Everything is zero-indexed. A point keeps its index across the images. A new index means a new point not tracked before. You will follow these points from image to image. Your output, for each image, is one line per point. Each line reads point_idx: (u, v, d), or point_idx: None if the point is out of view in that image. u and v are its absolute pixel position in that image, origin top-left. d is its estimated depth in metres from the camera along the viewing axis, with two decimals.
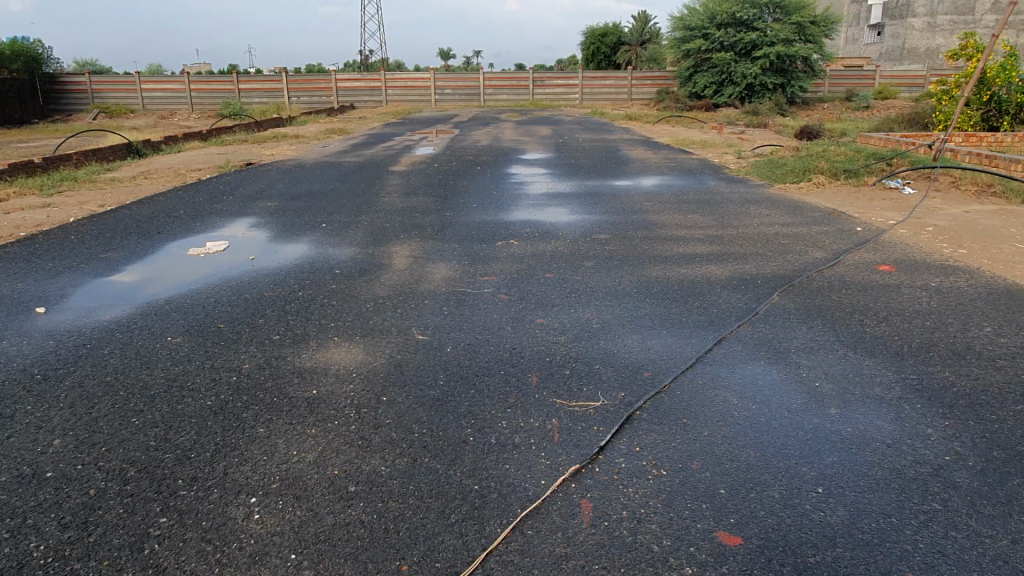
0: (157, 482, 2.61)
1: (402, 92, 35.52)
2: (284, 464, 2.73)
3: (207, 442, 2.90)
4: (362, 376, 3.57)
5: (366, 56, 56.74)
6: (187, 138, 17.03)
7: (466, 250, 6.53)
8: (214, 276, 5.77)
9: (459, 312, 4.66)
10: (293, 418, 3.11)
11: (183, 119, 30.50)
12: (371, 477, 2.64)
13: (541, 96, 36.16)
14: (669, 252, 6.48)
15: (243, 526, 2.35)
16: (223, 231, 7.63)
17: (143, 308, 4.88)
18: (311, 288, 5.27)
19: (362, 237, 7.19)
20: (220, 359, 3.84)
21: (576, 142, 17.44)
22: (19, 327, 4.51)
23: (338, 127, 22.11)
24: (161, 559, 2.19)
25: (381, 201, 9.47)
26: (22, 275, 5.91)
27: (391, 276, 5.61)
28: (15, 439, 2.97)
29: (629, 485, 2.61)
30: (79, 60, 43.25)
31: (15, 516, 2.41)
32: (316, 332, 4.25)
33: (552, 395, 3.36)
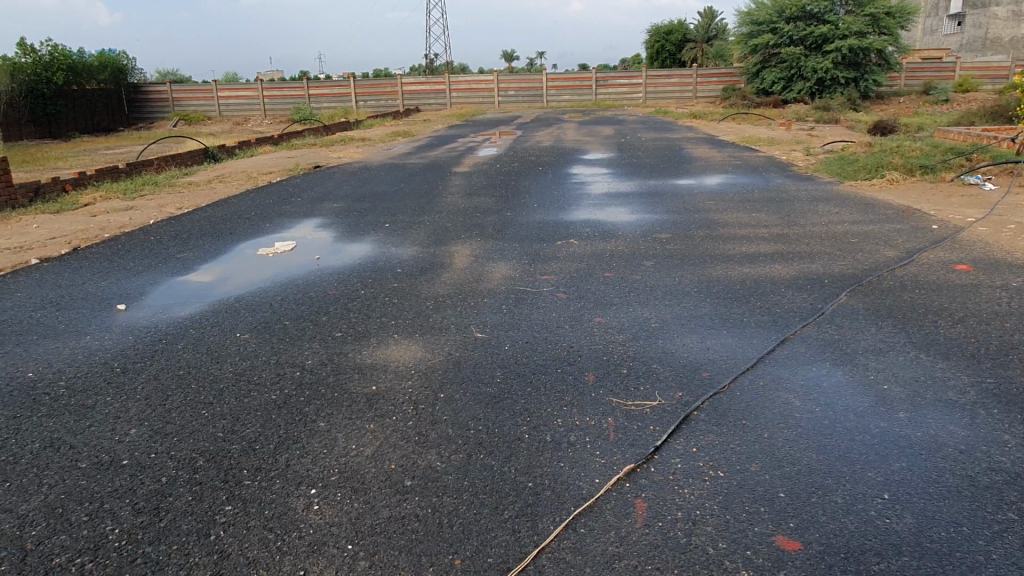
0: (224, 472, 2.72)
1: (465, 94, 35.92)
2: (343, 458, 2.80)
3: (271, 435, 3.00)
4: (421, 373, 3.63)
5: (432, 60, 57.71)
6: (259, 142, 17.62)
7: (526, 249, 6.55)
8: (282, 274, 5.96)
9: (518, 311, 4.69)
10: (353, 413, 3.19)
11: (256, 125, 31.58)
12: (427, 473, 2.68)
13: (604, 95, 35.92)
14: (732, 250, 6.36)
15: (303, 516, 2.42)
16: (290, 232, 7.87)
17: (215, 306, 5.08)
18: (373, 286, 5.39)
19: (423, 237, 7.29)
20: (285, 354, 3.96)
21: (639, 142, 17.28)
22: (101, 323, 4.76)
23: (403, 130, 22.49)
24: (225, 545, 2.28)
25: (443, 201, 9.60)
26: (106, 274, 6.24)
27: (451, 274, 5.68)
28: (95, 427, 3.14)
29: (685, 486, 2.57)
30: (163, 72, 45.50)
31: (94, 500, 2.55)
32: (377, 330, 4.34)
33: (608, 394, 3.34)
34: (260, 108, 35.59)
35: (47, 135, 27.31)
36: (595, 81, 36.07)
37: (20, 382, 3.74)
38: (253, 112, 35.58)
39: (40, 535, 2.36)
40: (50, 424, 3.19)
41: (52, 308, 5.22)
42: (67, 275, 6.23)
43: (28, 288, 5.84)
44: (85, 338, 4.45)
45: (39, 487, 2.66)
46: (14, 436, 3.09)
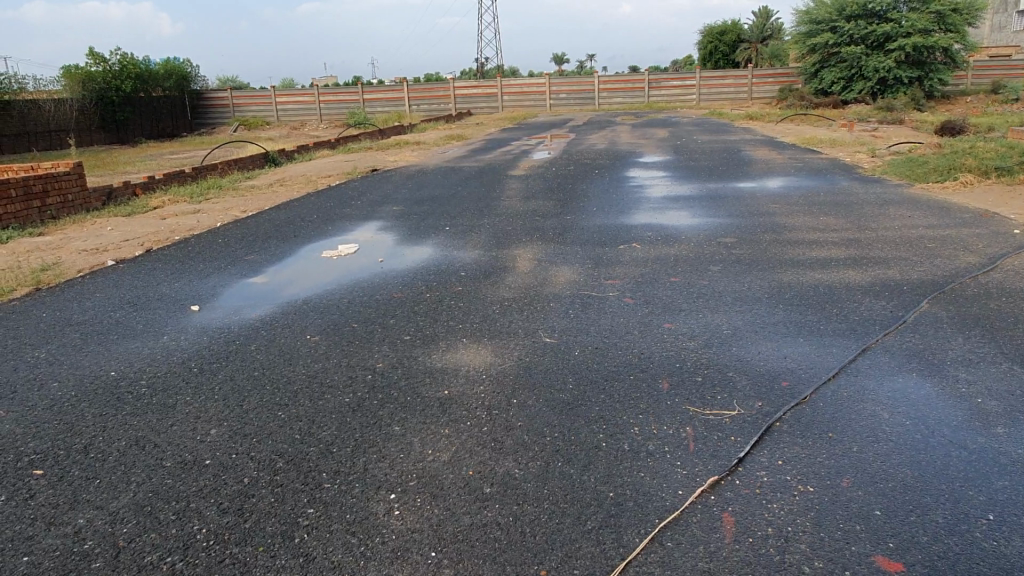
0: (304, 474, 2.74)
1: (518, 98, 35.98)
2: (420, 462, 2.79)
3: (347, 438, 3.01)
4: (493, 378, 3.60)
5: (482, 64, 58.13)
6: (318, 146, 17.95)
7: (588, 254, 6.48)
8: (347, 277, 6.03)
9: (585, 315, 4.63)
10: (427, 417, 3.18)
11: (313, 129, 32.20)
12: (506, 480, 2.65)
13: (657, 97, 35.51)
14: (802, 255, 6.17)
15: (385, 521, 2.41)
16: (353, 235, 7.97)
17: (284, 308, 5.17)
18: (437, 290, 5.39)
19: (483, 240, 7.29)
20: (356, 357, 3.99)
21: (695, 144, 17.02)
22: (177, 324, 4.88)
23: (456, 133, 22.65)
24: (310, 549, 2.28)
25: (502, 204, 9.60)
26: (179, 276, 6.41)
27: (515, 278, 5.66)
28: (177, 427, 3.21)
29: (774, 500, 2.48)
30: (225, 78, 46.97)
31: (180, 500, 2.59)
32: (445, 333, 4.34)
33: (684, 403, 3.26)
34: (317, 113, 36.28)
35: (116, 140, 28.39)
36: (648, 83, 35.73)
37: (104, 381, 3.86)
38: (310, 118, 36.28)
39: (131, 533, 2.40)
40: (134, 423, 3.27)
41: (130, 308, 5.39)
42: (143, 276, 6.43)
43: (106, 289, 6.05)
44: (163, 337, 4.58)
45: (127, 485, 2.72)
46: (101, 434, 3.17)
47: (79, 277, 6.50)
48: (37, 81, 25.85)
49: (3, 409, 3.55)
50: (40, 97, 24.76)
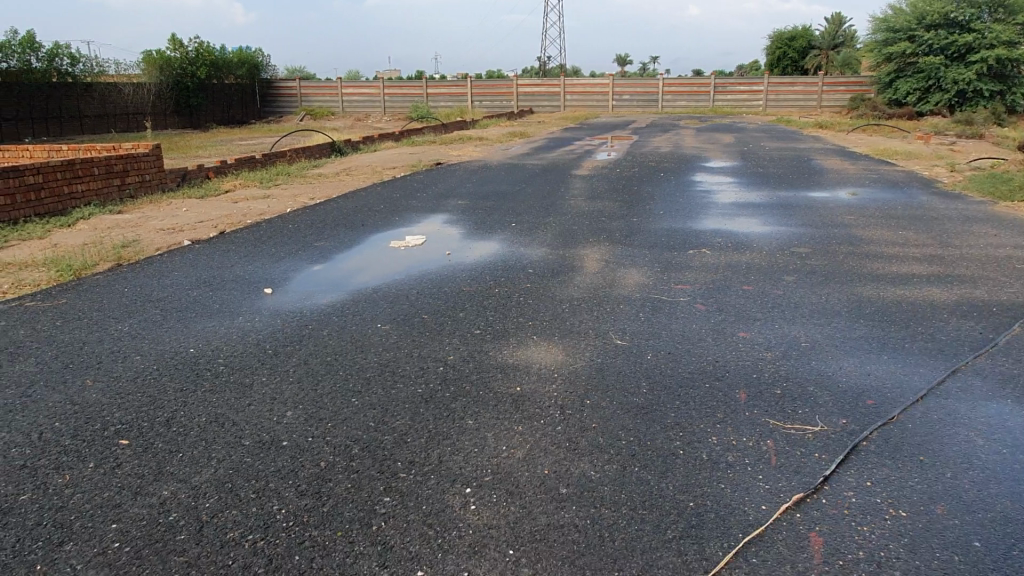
0: (379, 462, 2.74)
1: (581, 97, 35.79)
2: (495, 458, 2.78)
3: (421, 429, 3.01)
4: (564, 377, 3.56)
5: (544, 63, 58.35)
6: (383, 138, 18.17)
7: (656, 257, 6.38)
8: (414, 268, 6.05)
9: (656, 319, 4.55)
10: (500, 413, 3.16)
11: (377, 121, 32.58)
12: (582, 481, 2.61)
13: (723, 102, 34.86)
14: (881, 270, 5.94)
15: (461, 515, 2.40)
16: (420, 226, 8.03)
17: (354, 295, 5.23)
18: (505, 286, 5.37)
19: (549, 238, 7.24)
20: (427, 348, 4.00)
21: (763, 151, 16.63)
22: (251, 306, 4.98)
23: (519, 130, 22.63)
24: (388, 538, 2.28)
25: (567, 203, 9.54)
26: (251, 259, 6.56)
27: (584, 278, 5.60)
28: (255, 406, 3.27)
29: (864, 524, 2.37)
30: (294, 69, 48.13)
31: (259, 479, 2.63)
32: (515, 330, 4.32)
33: (764, 415, 3.16)
34: (382, 106, 36.75)
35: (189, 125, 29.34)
36: (713, 88, 35.13)
37: (183, 357, 3.96)
38: (375, 109, 36.78)
39: (213, 509, 2.45)
40: (214, 400, 3.34)
41: (206, 288, 5.54)
42: (217, 257, 6.60)
43: (183, 267, 6.23)
44: (238, 318, 4.69)
45: (208, 461, 2.77)
46: (182, 408, 3.25)
47: (157, 255, 6.71)
48: (118, 65, 26.90)
49: (89, 379, 3.67)
50: (119, 81, 25.77)
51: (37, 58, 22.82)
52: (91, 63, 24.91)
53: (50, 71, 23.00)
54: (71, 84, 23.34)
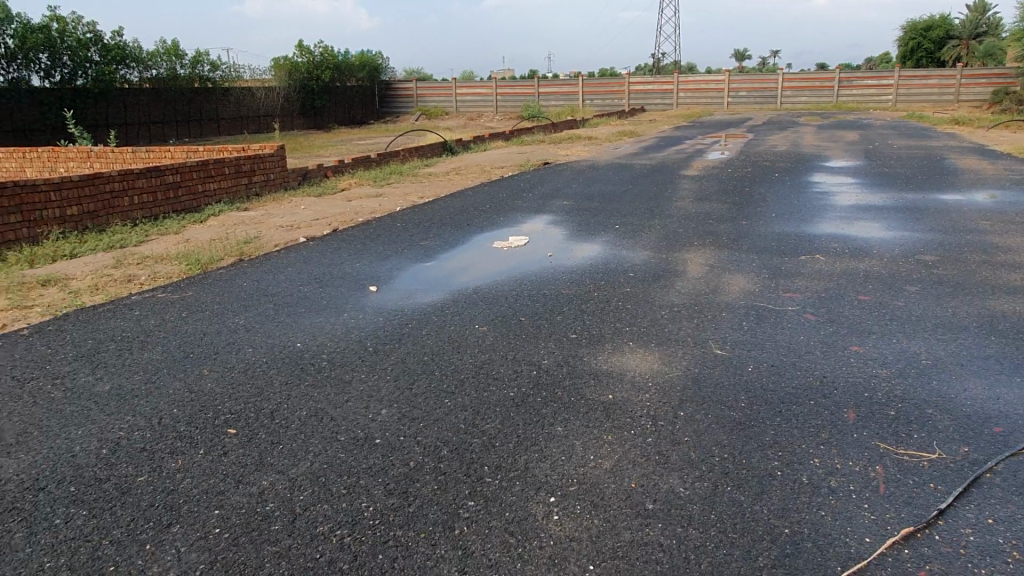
0: (466, 465, 2.77)
1: (694, 95, 34.90)
2: (581, 467, 2.74)
3: (510, 433, 3.01)
4: (659, 387, 3.46)
5: (658, 60, 57.34)
6: (493, 138, 18.41)
7: (765, 262, 6.11)
8: (515, 269, 6.08)
9: (761, 329, 4.36)
10: (590, 421, 3.12)
11: (489, 120, 33.02)
12: (669, 498, 2.53)
13: (847, 97, 33.02)
14: (1019, 282, 5.43)
15: (543, 525, 2.38)
16: (524, 227, 8.06)
17: (455, 295, 5.31)
18: (604, 289, 5.30)
19: (653, 241, 7.09)
20: (522, 351, 4.00)
21: (890, 149, 15.61)
22: (356, 303, 5.16)
23: (629, 129, 22.27)
24: (469, 543, 2.29)
25: (673, 205, 9.32)
26: (360, 256, 6.80)
27: (686, 283, 5.44)
28: (353, 403, 3.38)
29: (984, 566, 2.16)
30: (411, 70, 49.69)
31: (351, 475, 2.71)
32: (612, 335, 4.25)
33: (874, 438, 2.95)
34: (494, 105, 37.23)
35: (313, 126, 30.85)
36: (838, 82, 33.35)
37: (290, 351, 4.15)
38: (486, 109, 37.34)
39: (306, 501, 2.55)
40: (315, 394, 3.49)
41: (317, 284, 5.78)
42: (329, 254, 6.89)
43: (297, 263, 6.54)
44: (343, 315, 4.86)
45: (304, 454, 2.89)
46: (286, 401, 3.41)
47: (275, 251, 7.08)
48: (252, 70, 28.69)
49: (206, 368, 3.92)
50: (252, 85, 27.48)
51: (183, 65, 24.51)
52: (229, 69, 26.63)
53: (194, 78, 24.67)
54: (211, 89, 25.03)
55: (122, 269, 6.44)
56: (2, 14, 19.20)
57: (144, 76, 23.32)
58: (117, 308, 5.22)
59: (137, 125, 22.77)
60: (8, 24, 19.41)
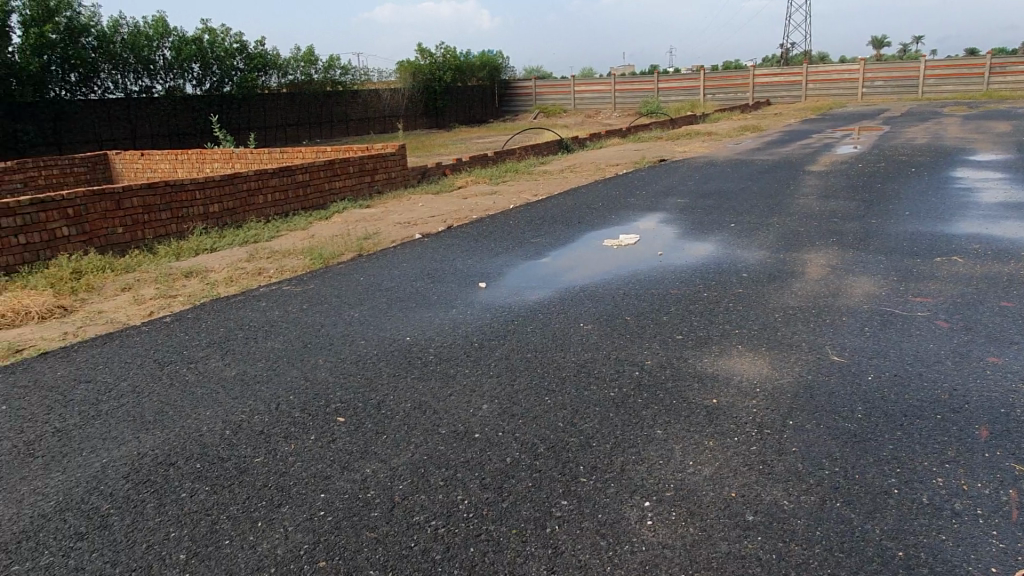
0: (562, 463, 2.77)
1: (824, 86, 33.09)
2: (679, 473, 2.67)
3: (609, 434, 2.98)
4: (768, 394, 3.32)
5: (786, 51, 54.89)
6: (610, 135, 18.24)
7: (895, 264, 5.71)
8: (625, 268, 6.01)
9: (885, 335, 4.07)
10: (692, 425, 3.03)
11: (606, 118, 32.75)
12: (772, 511, 2.42)
13: (1001, 85, 30.26)
14: None
15: (637, 530, 2.34)
16: (636, 225, 7.94)
17: (562, 293, 5.31)
18: (715, 290, 5.14)
19: (771, 240, 6.79)
20: (625, 351, 3.95)
21: None
22: (466, 299, 5.26)
23: (753, 124, 21.42)
24: (559, 542, 2.30)
25: (795, 202, 8.89)
26: (472, 253, 6.93)
27: (804, 285, 5.17)
28: (455, 397, 3.45)
29: None
30: (531, 69, 50.16)
31: (449, 467, 2.78)
32: (720, 337, 4.11)
33: (1009, 459, 2.69)
34: (612, 102, 36.86)
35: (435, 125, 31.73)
36: (990, 68, 30.62)
37: (400, 344, 4.30)
38: (604, 105, 37.02)
39: (405, 491, 2.63)
40: (421, 387, 3.59)
41: (429, 280, 5.95)
42: (442, 251, 7.06)
43: (411, 259, 6.76)
44: (452, 310, 4.97)
45: (406, 444, 2.98)
46: (392, 393, 3.53)
47: (392, 247, 7.36)
48: (380, 73, 29.91)
49: (322, 358, 4.14)
50: (379, 88, 28.63)
51: (317, 70, 26.00)
52: (358, 73, 27.94)
53: (327, 82, 26.12)
54: (341, 92, 26.32)
55: (254, 262, 6.89)
56: (162, 29, 21.02)
57: (282, 81, 24.88)
58: (247, 299, 5.58)
59: (275, 127, 24.27)
60: (167, 37, 21.20)
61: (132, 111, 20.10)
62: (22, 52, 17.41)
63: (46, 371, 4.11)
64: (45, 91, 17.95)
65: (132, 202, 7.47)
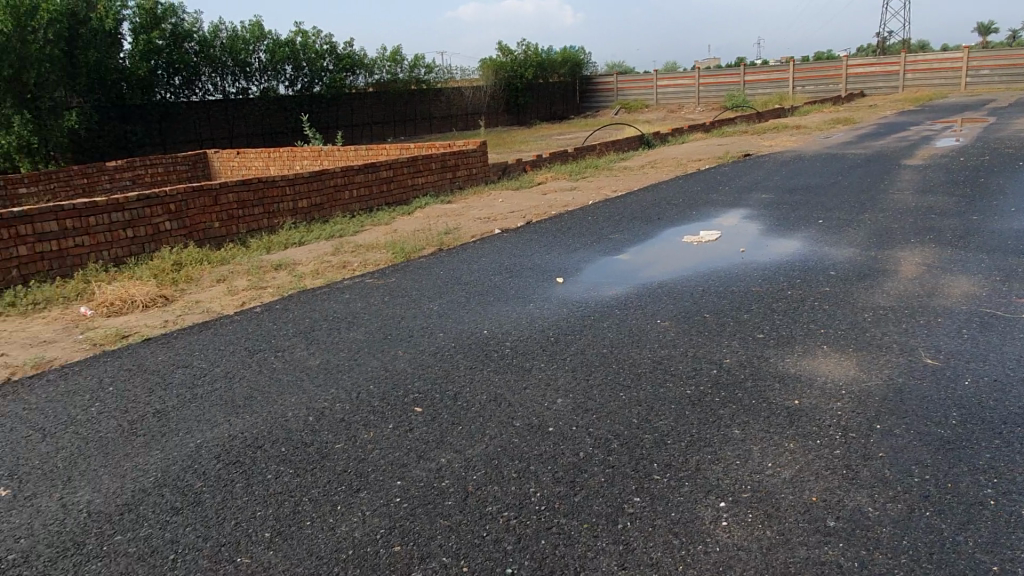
0: (635, 460, 2.74)
1: (924, 76, 31.38)
2: (757, 475, 2.60)
3: (684, 432, 2.94)
4: (854, 396, 3.19)
5: (883, 40, 52.32)
6: (693, 129, 17.87)
7: (998, 263, 5.37)
8: (705, 265, 5.89)
9: (985, 338, 3.84)
10: (771, 426, 2.95)
11: (690, 112, 32.08)
12: (855, 517, 2.33)
13: None
14: None
15: (711, 531, 2.30)
16: (718, 221, 7.76)
17: (640, 289, 5.25)
18: (800, 288, 4.97)
19: (862, 238, 6.50)
20: (704, 349, 3.87)
21: None
22: (543, 294, 5.28)
23: (845, 116, 20.53)
24: (631, 539, 2.28)
25: (889, 198, 8.48)
26: (550, 248, 6.94)
27: (897, 284, 4.93)
28: (531, 390, 3.48)
29: None
30: (614, 64, 49.68)
31: (522, 460, 2.80)
32: (804, 337, 3.98)
33: None
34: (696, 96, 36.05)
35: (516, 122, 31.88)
36: None
37: (477, 338, 4.35)
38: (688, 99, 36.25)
39: (479, 481, 2.67)
40: (496, 380, 3.63)
41: (507, 274, 5.99)
42: (521, 246, 7.10)
43: (490, 254, 6.83)
44: (529, 305, 5.00)
45: (481, 436, 3.03)
46: (469, 385, 3.58)
47: (471, 241, 7.45)
48: (463, 71, 30.28)
49: (401, 349, 4.23)
50: (461, 85, 28.99)
51: (403, 69, 26.56)
52: (441, 71, 28.38)
53: (411, 80, 26.64)
54: (425, 90, 26.80)
55: (339, 256, 7.12)
56: (258, 32, 21.95)
57: (369, 80, 25.54)
58: (332, 291, 5.78)
59: (361, 125, 24.96)
60: (262, 40, 22.11)
61: (229, 112, 21.10)
62: (132, 57, 18.54)
63: (149, 356, 4.38)
64: (152, 93, 19.08)
65: (228, 198, 7.84)
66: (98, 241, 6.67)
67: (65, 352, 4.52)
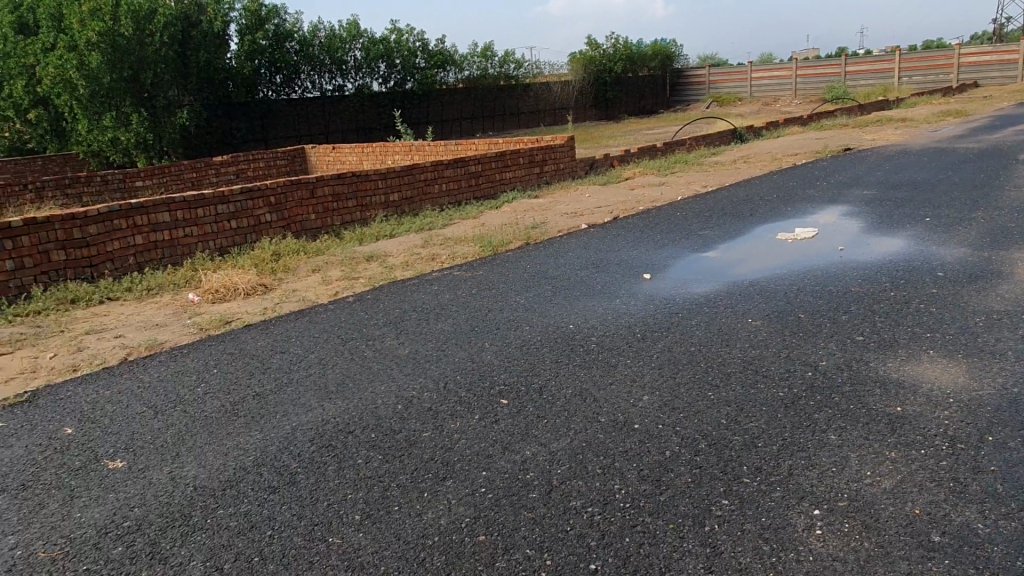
0: (724, 462, 2.68)
1: None
2: (854, 483, 2.49)
3: (776, 435, 2.84)
4: (963, 405, 3.00)
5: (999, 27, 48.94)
6: (789, 123, 17.22)
7: None
8: (800, 263, 5.68)
9: None
10: (870, 433, 2.82)
11: (786, 105, 30.87)
12: (963, 533, 2.20)
13: None
14: None
15: (805, 539, 2.22)
16: (815, 218, 7.46)
17: (731, 287, 5.11)
18: (904, 289, 4.71)
19: (974, 237, 6.11)
20: (798, 350, 3.74)
21: None
22: (629, 290, 5.22)
23: (956, 108, 19.29)
24: (718, 542, 2.23)
25: (1005, 195, 7.93)
26: (638, 244, 6.85)
27: (1014, 287, 4.61)
28: (616, 386, 3.44)
29: None
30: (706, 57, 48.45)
31: (607, 456, 2.78)
32: (907, 340, 3.77)
33: None
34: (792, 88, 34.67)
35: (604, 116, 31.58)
36: None
37: (563, 332, 4.34)
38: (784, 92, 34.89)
39: (563, 475, 2.67)
40: (581, 375, 3.62)
41: (594, 269, 5.95)
42: (608, 241, 7.04)
43: (577, 249, 6.80)
44: (616, 300, 4.95)
45: (566, 431, 3.02)
46: (553, 379, 3.59)
47: (557, 236, 7.44)
48: (552, 66, 30.24)
49: (487, 342, 4.28)
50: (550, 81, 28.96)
51: (492, 65, 26.76)
52: (530, 66, 28.42)
53: (501, 76, 26.82)
54: (514, 86, 26.92)
55: (427, 248, 7.26)
56: (354, 31, 22.59)
57: (460, 76, 25.87)
58: (421, 282, 5.90)
59: (451, 121, 25.33)
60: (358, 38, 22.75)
61: (326, 108, 21.84)
62: (237, 57, 19.47)
63: (250, 341, 4.59)
64: (255, 91, 19.99)
65: (324, 191, 8.13)
66: (205, 232, 7.04)
67: (174, 336, 4.80)
